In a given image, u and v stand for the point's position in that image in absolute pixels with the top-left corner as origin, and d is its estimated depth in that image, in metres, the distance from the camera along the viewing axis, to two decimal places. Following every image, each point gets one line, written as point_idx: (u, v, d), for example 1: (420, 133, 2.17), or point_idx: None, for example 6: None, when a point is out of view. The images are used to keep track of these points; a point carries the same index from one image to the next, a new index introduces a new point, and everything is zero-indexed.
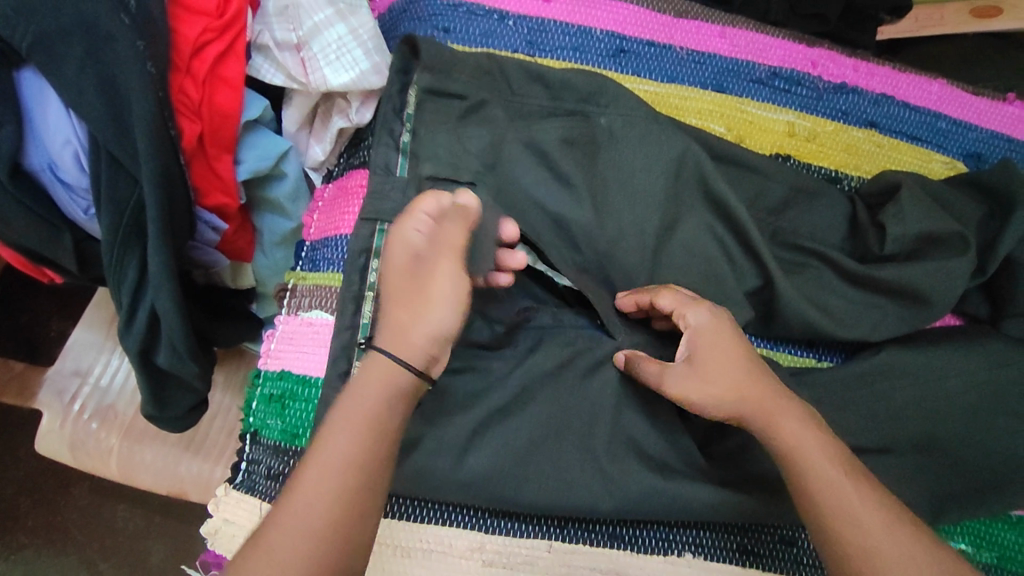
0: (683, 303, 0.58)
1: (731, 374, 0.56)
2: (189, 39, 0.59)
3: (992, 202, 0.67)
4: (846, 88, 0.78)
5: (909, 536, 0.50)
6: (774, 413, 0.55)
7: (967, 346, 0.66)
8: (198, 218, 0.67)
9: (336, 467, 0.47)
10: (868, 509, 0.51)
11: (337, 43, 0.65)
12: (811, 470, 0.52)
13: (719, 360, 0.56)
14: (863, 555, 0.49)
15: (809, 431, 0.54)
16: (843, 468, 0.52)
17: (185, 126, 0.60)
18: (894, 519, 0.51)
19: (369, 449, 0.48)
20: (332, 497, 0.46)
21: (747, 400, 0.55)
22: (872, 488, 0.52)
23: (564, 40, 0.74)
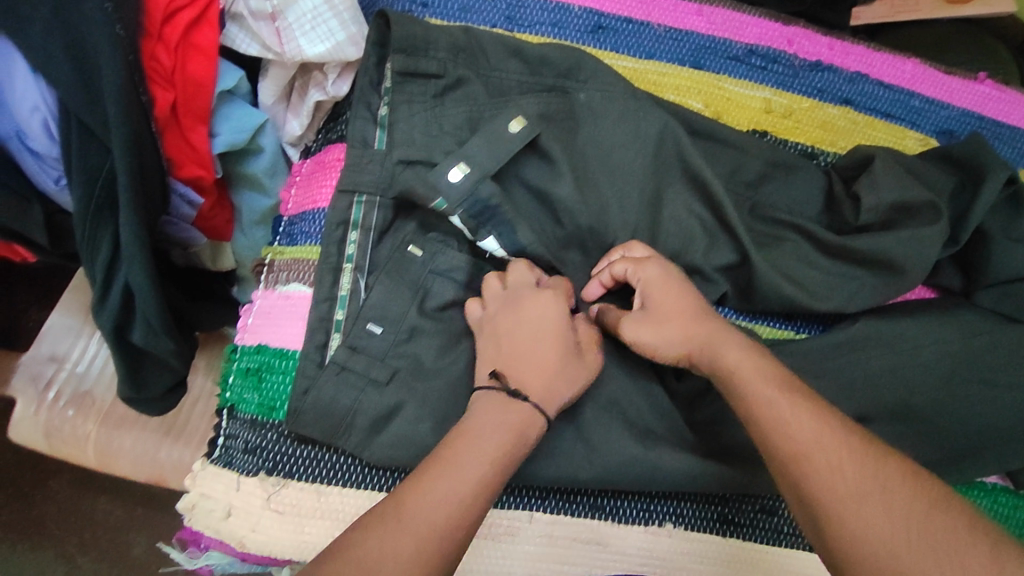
0: (635, 261, 0.60)
1: (678, 319, 0.57)
2: (159, 5, 0.58)
3: (963, 174, 0.68)
4: (821, 66, 0.79)
5: (847, 446, 0.46)
6: (714, 344, 0.55)
7: (941, 315, 0.67)
8: (173, 191, 0.66)
9: (469, 474, 0.47)
10: (802, 420, 0.48)
11: (313, 13, 0.64)
12: (748, 390, 0.51)
13: (670, 309, 0.57)
14: (794, 461, 0.47)
15: (765, 388, 0.50)
16: (779, 387, 0.50)
17: (158, 94, 0.59)
18: (830, 431, 0.47)
19: (505, 463, 0.49)
20: (472, 497, 0.47)
21: (692, 340, 0.56)
22: (810, 403, 0.49)
23: (542, 16, 0.74)
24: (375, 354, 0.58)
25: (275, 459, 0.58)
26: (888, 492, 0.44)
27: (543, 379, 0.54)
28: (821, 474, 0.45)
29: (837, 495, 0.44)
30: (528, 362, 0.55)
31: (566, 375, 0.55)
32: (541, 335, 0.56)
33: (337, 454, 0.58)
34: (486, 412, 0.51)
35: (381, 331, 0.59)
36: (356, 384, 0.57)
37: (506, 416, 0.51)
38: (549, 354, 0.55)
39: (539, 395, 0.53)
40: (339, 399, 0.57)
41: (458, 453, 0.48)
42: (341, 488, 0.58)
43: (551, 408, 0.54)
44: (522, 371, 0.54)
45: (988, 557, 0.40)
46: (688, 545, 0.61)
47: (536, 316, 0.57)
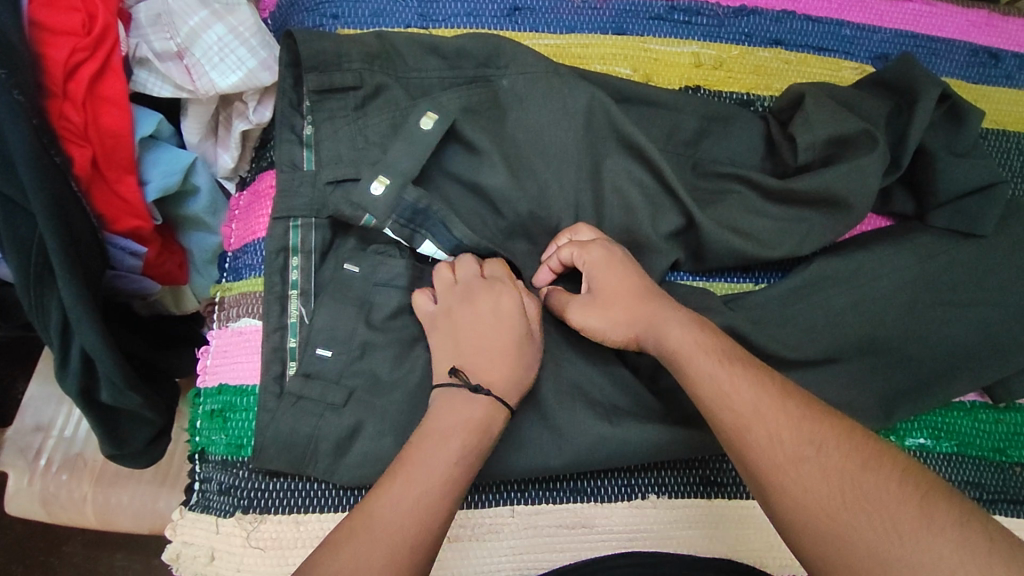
0: (580, 245, 0.59)
1: (623, 303, 0.56)
2: (58, 62, 0.56)
3: (897, 97, 0.67)
4: (746, 11, 0.77)
5: (785, 412, 0.47)
6: (655, 323, 0.55)
7: (896, 243, 0.67)
8: (112, 245, 0.66)
9: (439, 471, 0.48)
10: (741, 389, 0.48)
11: (219, 44, 0.63)
12: (688, 364, 0.51)
13: (616, 291, 0.57)
14: (735, 432, 0.47)
15: (708, 363, 0.51)
16: (721, 359, 0.51)
17: (74, 152, 0.58)
18: (767, 397, 0.48)
19: (472, 453, 0.50)
20: (444, 494, 0.48)
21: (636, 321, 0.56)
22: (749, 372, 0.50)
23: (455, 7, 0.73)
24: (333, 376, 0.58)
25: (250, 496, 0.58)
26: (824, 454, 0.45)
27: (504, 368, 0.55)
28: (760, 442, 0.46)
29: (775, 462, 0.45)
30: (486, 354, 0.55)
31: (524, 363, 0.56)
32: (496, 326, 0.56)
33: (312, 481, 0.58)
34: (449, 411, 0.52)
35: (334, 352, 0.59)
36: (316, 410, 0.57)
37: (472, 411, 0.52)
38: (505, 341, 0.56)
39: (501, 385, 0.54)
40: (302, 425, 0.57)
41: (424, 454, 0.49)
42: (320, 514, 0.58)
43: (511, 399, 0.54)
44: (481, 367, 0.54)
45: (920, 508, 0.41)
46: (674, 513, 0.61)
47: (490, 309, 0.57)
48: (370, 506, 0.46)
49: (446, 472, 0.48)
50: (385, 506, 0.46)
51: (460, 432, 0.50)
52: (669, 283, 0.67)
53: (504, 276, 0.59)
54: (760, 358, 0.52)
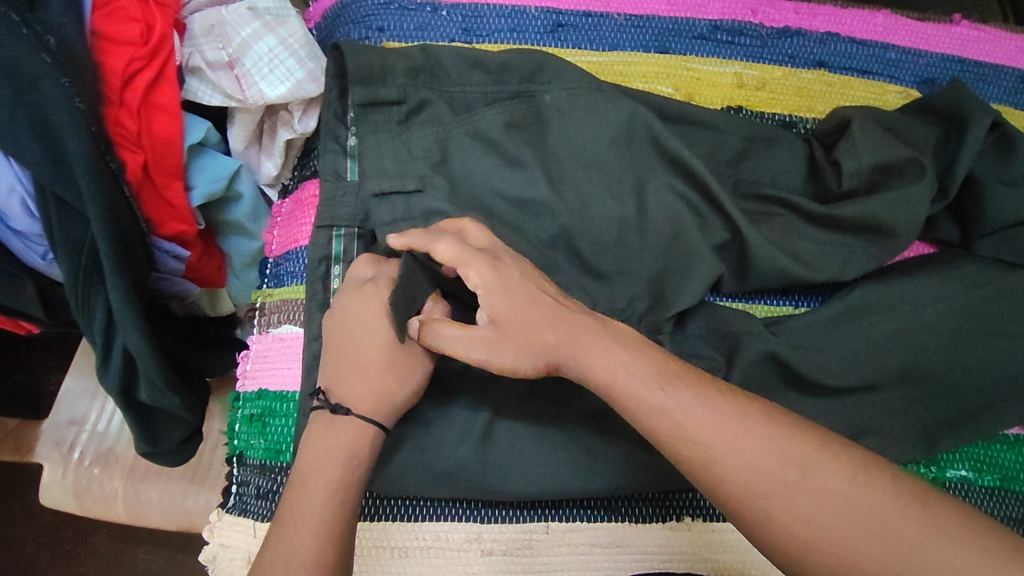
0: (456, 259, 0.50)
1: (530, 329, 0.50)
2: (116, 70, 0.58)
3: (946, 123, 0.67)
4: (790, 32, 0.77)
5: (749, 431, 0.47)
6: (587, 350, 0.50)
7: (943, 271, 0.66)
8: (158, 248, 0.67)
9: (310, 508, 0.48)
10: (696, 414, 0.47)
11: (269, 55, 0.64)
12: (627, 395, 0.49)
13: (517, 324, 0.50)
14: (708, 468, 0.47)
15: (652, 387, 0.49)
16: (662, 381, 0.49)
17: (127, 158, 0.60)
18: (725, 419, 0.47)
19: (341, 479, 0.50)
20: (324, 528, 0.48)
21: (562, 347, 0.50)
22: (696, 392, 0.49)
23: (500, 22, 0.73)
24: None
25: None
26: (808, 474, 0.46)
27: (367, 384, 0.53)
28: (739, 475, 0.46)
29: (761, 495, 0.45)
30: (351, 370, 0.53)
31: (401, 375, 0.53)
32: (355, 342, 0.54)
33: None
34: (313, 445, 0.51)
35: None
36: None
37: (339, 437, 0.51)
38: (365, 357, 0.53)
39: (367, 403, 0.52)
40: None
41: (295, 498, 0.49)
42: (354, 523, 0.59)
43: (383, 416, 0.53)
44: (338, 378, 0.53)
45: (921, 518, 0.44)
46: (709, 536, 0.61)
47: (370, 321, 0.54)
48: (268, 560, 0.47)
49: (323, 515, 0.48)
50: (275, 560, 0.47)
51: (324, 467, 0.50)
52: (708, 304, 0.66)
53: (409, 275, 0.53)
54: (700, 368, 0.51)
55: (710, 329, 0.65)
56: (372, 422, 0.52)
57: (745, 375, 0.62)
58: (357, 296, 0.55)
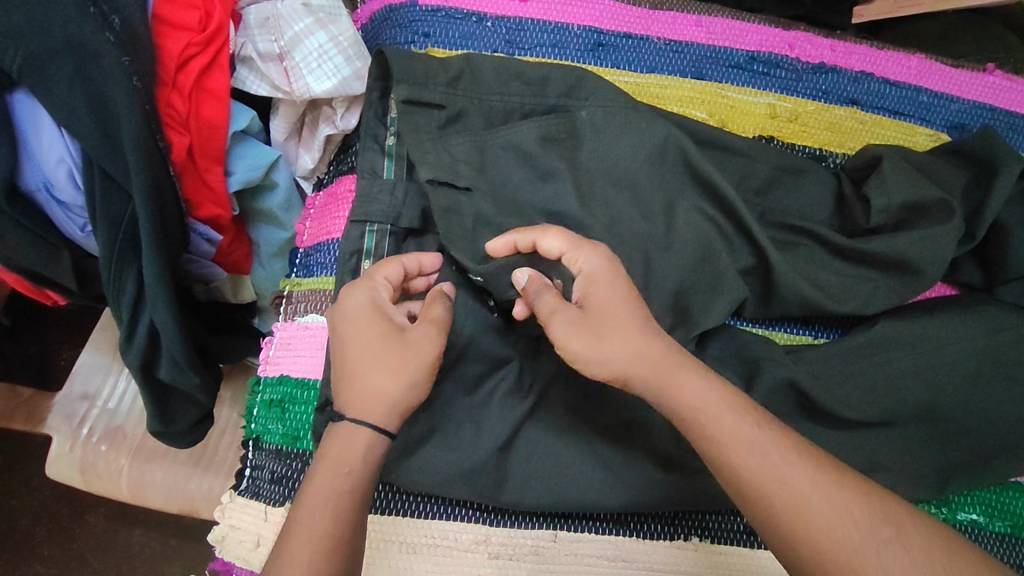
0: (572, 246, 0.56)
1: (616, 325, 0.53)
2: (173, 53, 0.60)
3: (976, 167, 0.68)
4: (825, 68, 0.78)
5: (840, 485, 0.48)
6: (670, 369, 0.52)
7: (964, 313, 0.67)
8: (192, 230, 0.68)
9: (315, 515, 0.48)
10: (790, 463, 0.49)
11: (318, 50, 0.66)
12: (712, 422, 0.50)
13: (613, 310, 0.53)
14: (795, 513, 0.47)
15: (743, 422, 0.50)
16: (758, 420, 0.51)
17: (174, 139, 0.61)
18: (817, 471, 0.49)
19: (342, 486, 0.49)
20: (326, 534, 0.47)
21: (642, 358, 0.52)
22: (791, 441, 0.50)
23: (542, 37, 0.75)
24: None
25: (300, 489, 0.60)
26: (901, 534, 0.46)
27: (357, 389, 0.52)
28: (825, 521, 0.47)
29: (849, 547, 0.46)
30: (344, 378, 0.53)
31: (392, 373, 0.52)
32: (344, 348, 0.54)
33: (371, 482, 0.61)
34: (322, 451, 0.51)
35: None
36: None
37: (348, 441, 0.51)
38: (354, 360, 0.53)
39: (360, 408, 0.51)
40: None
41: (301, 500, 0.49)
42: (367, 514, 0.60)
43: (382, 419, 0.51)
44: (337, 390, 0.53)
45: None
46: (715, 558, 0.62)
47: (348, 325, 0.54)
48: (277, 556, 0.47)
49: (322, 524, 0.47)
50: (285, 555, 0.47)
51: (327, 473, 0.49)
52: (730, 327, 0.67)
53: (374, 281, 0.56)
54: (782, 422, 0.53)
55: (729, 353, 0.66)
56: (367, 426, 0.51)
57: (762, 400, 0.63)
58: (341, 303, 0.56)
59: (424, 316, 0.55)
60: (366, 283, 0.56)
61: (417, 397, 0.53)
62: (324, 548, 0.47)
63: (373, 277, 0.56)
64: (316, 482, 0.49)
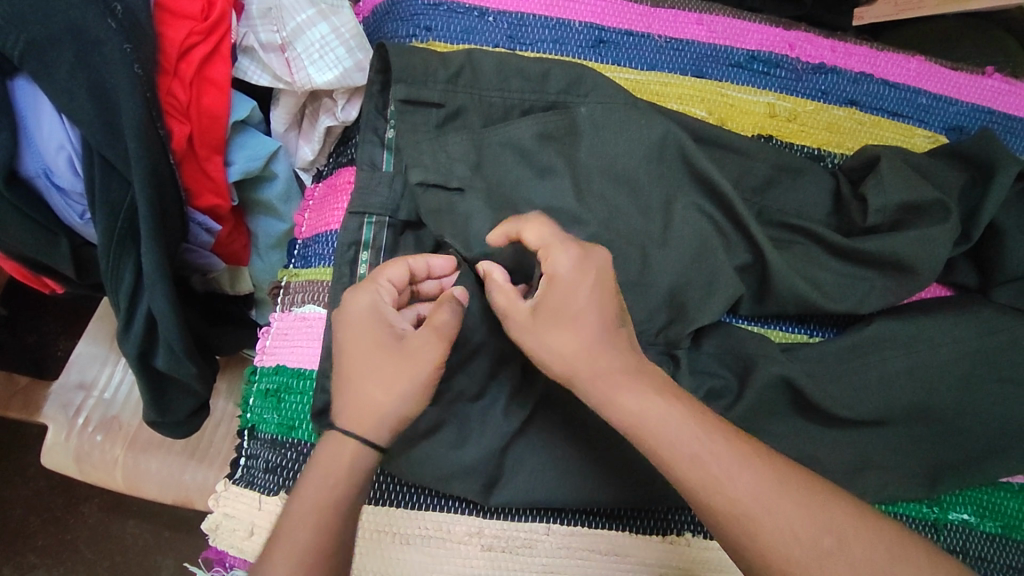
0: (544, 243, 0.53)
1: (563, 340, 0.51)
2: (175, 41, 0.60)
3: (972, 169, 0.68)
4: (825, 68, 0.79)
5: (788, 497, 0.48)
6: (615, 382, 0.51)
7: (958, 313, 0.67)
8: (191, 220, 0.68)
9: (304, 519, 0.48)
10: (735, 477, 0.48)
11: (321, 41, 0.66)
12: (654, 435, 0.50)
13: (559, 313, 0.51)
14: (737, 522, 0.48)
15: (688, 432, 0.50)
16: (703, 430, 0.50)
17: (174, 128, 0.61)
18: (765, 482, 0.48)
19: (335, 491, 0.50)
20: (316, 538, 0.48)
21: (584, 365, 0.51)
22: (735, 451, 0.50)
23: (543, 33, 0.75)
24: None
25: (294, 478, 0.61)
26: (844, 546, 0.47)
27: (352, 398, 0.52)
28: (769, 534, 0.47)
29: (787, 556, 0.47)
30: (341, 383, 0.53)
31: (387, 385, 0.52)
32: (342, 351, 0.54)
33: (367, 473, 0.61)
34: (317, 454, 0.52)
35: None
36: None
37: (337, 449, 0.51)
38: (351, 367, 0.53)
39: (354, 417, 0.51)
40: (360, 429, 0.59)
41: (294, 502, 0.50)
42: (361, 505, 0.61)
43: (373, 431, 0.51)
44: (334, 394, 0.54)
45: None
46: (707, 554, 0.62)
47: (348, 330, 0.54)
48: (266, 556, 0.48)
49: (313, 529, 0.48)
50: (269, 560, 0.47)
51: (321, 478, 0.50)
52: (726, 325, 0.68)
53: (378, 288, 0.55)
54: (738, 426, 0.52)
55: (724, 350, 0.66)
56: (360, 437, 0.51)
57: (756, 397, 0.63)
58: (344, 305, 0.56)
59: (428, 323, 0.54)
60: (370, 286, 0.55)
61: (412, 409, 0.53)
62: (312, 555, 0.47)
63: (378, 280, 0.56)
64: (305, 488, 0.50)
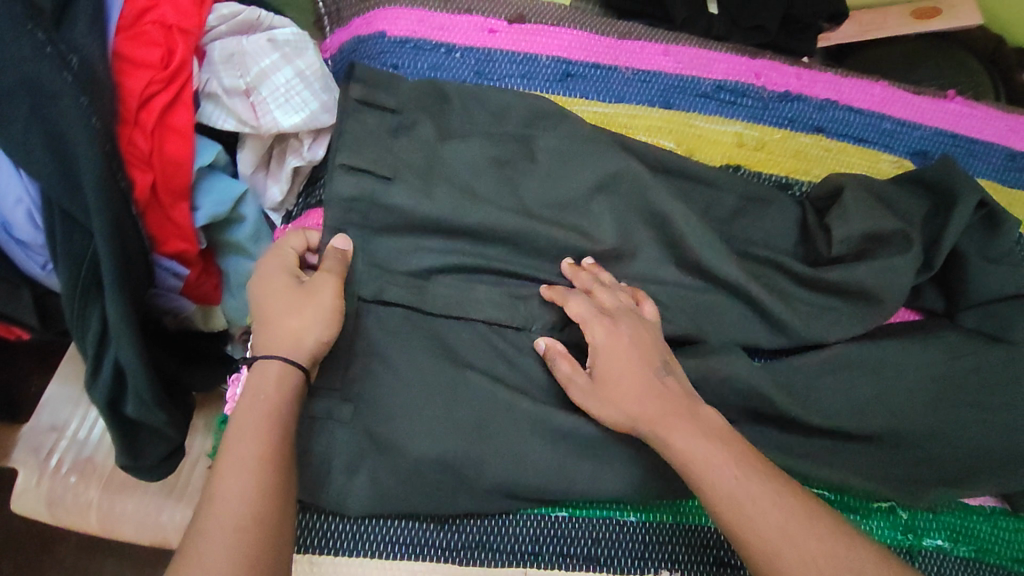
0: (585, 317, 0.61)
1: (620, 394, 0.57)
2: (134, 92, 0.58)
3: (936, 197, 0.70)
4: (790, 96, 0.80)
5: (815, 535, 0.49)
6: (666, 423, 0.55)
7: (926, 339, 0.68)
8: (159, 265, 0.68)
9: (249, 444, 0.50)
10: (769, 513, 0.49)
11: (286, 85, 0.65)
12: (705, 478, 0.52)
13: (620, 373, 0.58)
14: (766, 560, 0.48)
15: (730, 474, 0.51)
16: (741, 472, 0.52)
17: (136, 177, 0.60)
18: (795, 520, 0.49)
19: (272, 416, 0.51)
20: (259, 461, 0.49)
21: (649, 411, 0.56)
22: (772, 492, 0.51)
23: (511, 68, 0.75)
24: None
25: None
26: None
27: (284, 330, 0.54)
28: (799, 573, 0.47)
29: None
30: (269, 324, 0.55)
31: (308, 318, 0.55)
32: (267, 296, 0.56)
33: (343, 522, 0.61)
34: (259, 379, 0.53)
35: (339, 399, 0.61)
36: None
37: (262, 379, 0.53)
38: (274, 307, 0.55)
39: (286, 347, 0.54)
40: None
41: (232, 436, 0.50)
42: (337, 557, 0.61)
43: (305, 358, 0.55)
44: (260, 337, 0.55)
45: None
46: None
47: (261, 283, 0.57)
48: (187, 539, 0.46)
49: (255, 450, 0.49)
50: (204, 531, 0.46)
51: (263, 403, 0.52)
52: None
53: (285, 243, 0.60)
54: (776, 468, 0.54)
55: None
56: (295, 363, 0.54)
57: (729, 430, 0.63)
58: (269, 260, 0.59)
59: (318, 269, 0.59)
60: (274, 252, 0.59)
61: (326, 334, 0.56)
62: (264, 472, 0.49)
63: (282, 245, 0.60)
64: (240, 414, 0.51)
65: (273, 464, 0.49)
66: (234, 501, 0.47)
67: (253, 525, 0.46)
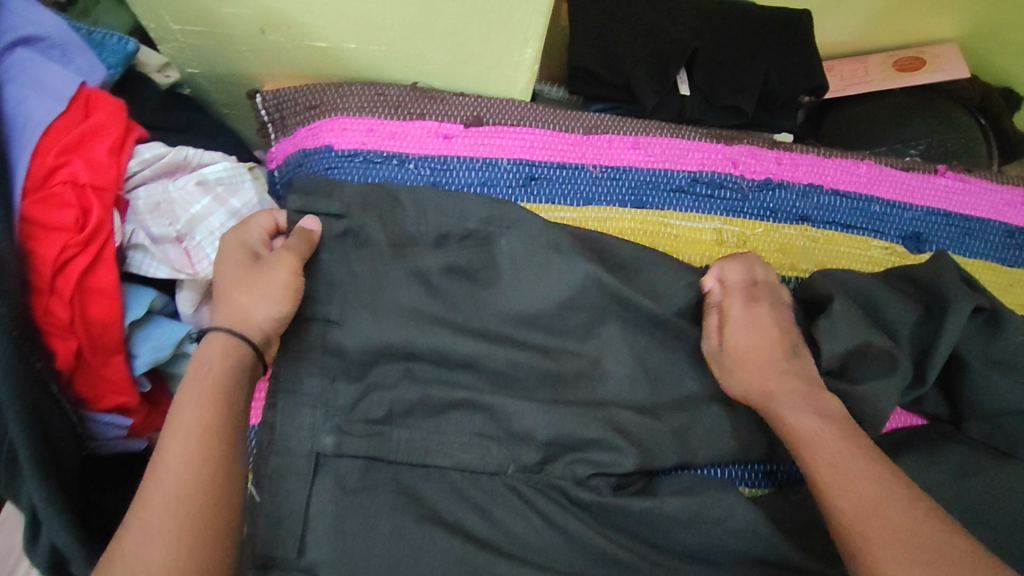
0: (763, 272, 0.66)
1: (766, 335, 0.61)
2: (47, 259, 0.54)
3: (928, 298, 0.65)
4: (771, 184, 0.74)
5: (905, 495, 0.49)
6: (782, 376, 0.58)
7: (931, 455, 0.64)
8: (96, 420, 0.62)
9: (189, 418, 0.49)
10: (855, 458, 0.51)
11: (221, 229, 0.63)
12: (801, 417, 0.55)
13: (777, 318, 0.63)
14: (840, 502, 0.49)
15: (831, 427, 0.54)
16: (850, 434, 0.53)
17: (58, 346, 0.55)
18: (886, 476, 0.50)
19: (217, 392, 0.51)
20: (202, 436, 0.48)
21: (771, 360, 0.60)
22: (870, 451, 0.52)
23: (469, 176, 0.70)
24: None
25: None
26: (947, 542, 0.46)
27: (241, 297, 0.56)
28: (873, 516, 0.48)
29: (883, 533, 0.47)
30: (225, 292, 0.56)
31: (265, 293, 0.56)
32: (224, 265, 0.58)
33: None
34: (212, 352, 0.53)
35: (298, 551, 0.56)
36: None
37: (206, 352, 0.53)
38: (232, 277, 0.57)
39: (237, 319, 0.55)
40: None
41: (177, 411, 0.50)
42: None
43: (258, 334, 0.55)
44: (217, 310, 0.56)
45: None
46: None
47: (219, 257, 0.58)
48: (135, 500, 0.46)
49: (197, 421, 0.49)
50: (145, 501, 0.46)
51: (202, 383, 0.51)
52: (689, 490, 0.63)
53: (255, 219, 0.62)
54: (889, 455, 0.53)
55: None
56: (242, 335, 0.54)
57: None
58: (232, 236, 0.60)
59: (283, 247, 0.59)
60: (237, 228, 0.61)
61: (280, 311, 0.56)
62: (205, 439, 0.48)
63: (250, 224, 0.61)
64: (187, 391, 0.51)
65: (218, 433, 0.49)
66: (179, 471, 0.47)
67: (192, 497, 0.46)
